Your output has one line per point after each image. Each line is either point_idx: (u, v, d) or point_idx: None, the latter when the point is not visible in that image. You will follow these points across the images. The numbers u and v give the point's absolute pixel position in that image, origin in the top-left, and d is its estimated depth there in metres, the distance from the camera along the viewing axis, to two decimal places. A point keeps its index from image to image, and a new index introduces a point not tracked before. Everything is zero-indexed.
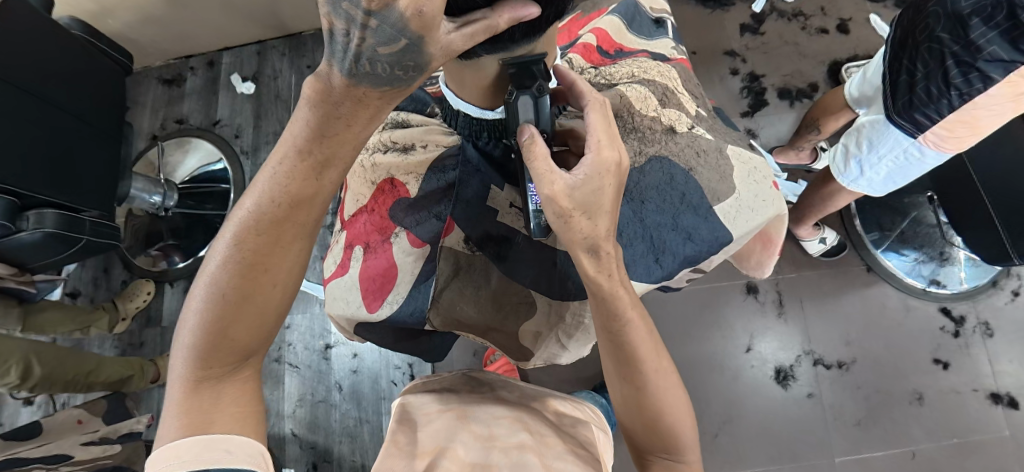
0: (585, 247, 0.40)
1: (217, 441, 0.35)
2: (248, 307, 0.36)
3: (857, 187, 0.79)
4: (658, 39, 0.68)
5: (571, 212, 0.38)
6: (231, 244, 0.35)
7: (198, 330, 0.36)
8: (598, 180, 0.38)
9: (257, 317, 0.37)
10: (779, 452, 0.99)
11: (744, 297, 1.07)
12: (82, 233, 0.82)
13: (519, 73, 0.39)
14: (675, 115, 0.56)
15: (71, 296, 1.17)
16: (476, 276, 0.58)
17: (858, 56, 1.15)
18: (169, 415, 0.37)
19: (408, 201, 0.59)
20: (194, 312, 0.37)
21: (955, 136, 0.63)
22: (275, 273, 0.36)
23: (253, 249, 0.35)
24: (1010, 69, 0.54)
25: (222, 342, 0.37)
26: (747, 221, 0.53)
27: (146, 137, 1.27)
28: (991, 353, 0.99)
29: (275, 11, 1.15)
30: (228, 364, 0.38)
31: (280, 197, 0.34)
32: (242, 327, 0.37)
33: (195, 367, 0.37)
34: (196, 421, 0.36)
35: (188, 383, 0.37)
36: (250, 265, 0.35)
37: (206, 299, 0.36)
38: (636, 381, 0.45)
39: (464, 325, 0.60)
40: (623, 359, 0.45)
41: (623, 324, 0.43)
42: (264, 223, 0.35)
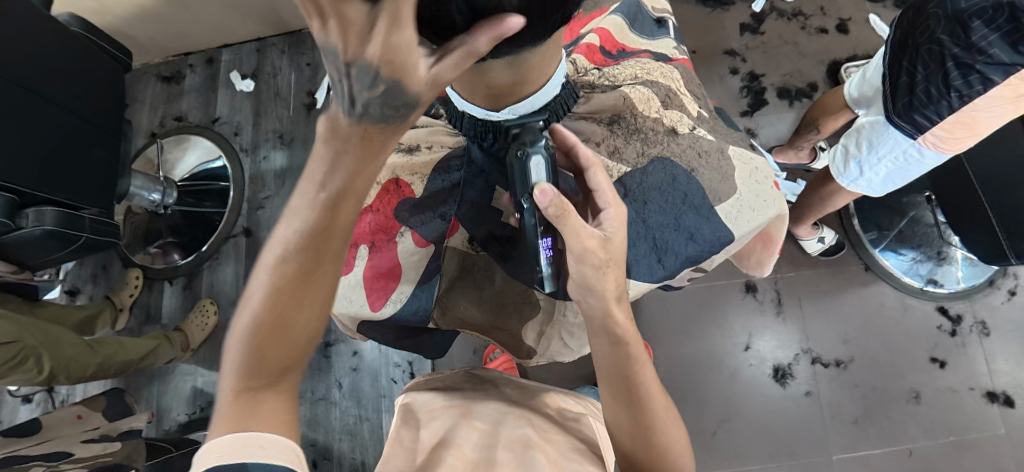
0: (596, 269, 0.43)
1: (255, 437, 0.35)
2: (283, 338, 0.36)
3: (857, 187, 0.79)
4: (660, 39, 0.68)
5: (606, 263, 0.43)
6: (278, 250, 0.35)
7: (250, 334, 0.37)
8: (621, 232, 0.45)
9: (292, 346, 0.37)
10: (777, 450, 0.99)
11: (743, 296, 1.08)
12: (82, 231, 0.82)
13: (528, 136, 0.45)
14: (677, 116, 0.56)
15: (70, 293, 1.17)
16: (481, 275, 0.59)
17: (858, 56, 1.16)
18: (216, 419, 0.37)
19: (413, 201, 0.59)
20: (244, 317, 0.37)
21: (955, 138, 0.64)
22: (306, 303, 0.36)
23: (284, 280, 0.35)
24: (1011, 71, 0.55)
25: (273, 344, 0.37)
26: (749, 221, 0.53)
27: (145, 134, 1.27)
28: (987, 352, 1.00)
29: (275, 8, 1.15)
30: (268, 396, 0.38)
31: (316, 200, 0.33)
32: (294, 329, 0.37)
33: (235, 400, 0.37)
34: (240, 422, 0.36)
35: (239, 385, 0.37)
36: (297, 271, 0.35)
37: (245, 331, 0.37)
38: (641, 417, 0.46)
39: (467, 324, 0.61)
40: (629, 394, 0.45)
41: (629, 359, 0.45)
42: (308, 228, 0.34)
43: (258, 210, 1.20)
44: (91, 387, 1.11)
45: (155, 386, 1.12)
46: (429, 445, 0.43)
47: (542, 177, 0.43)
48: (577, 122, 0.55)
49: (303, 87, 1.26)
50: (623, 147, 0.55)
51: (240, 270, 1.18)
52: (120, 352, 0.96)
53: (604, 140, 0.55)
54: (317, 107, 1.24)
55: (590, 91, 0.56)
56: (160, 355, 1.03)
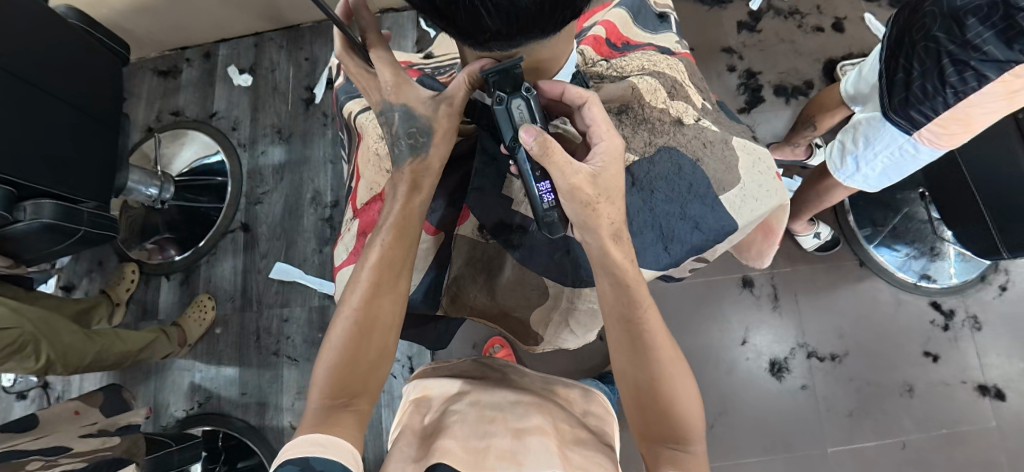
0: (612, 234, 0.46)
1: (319, 438, 0.43)
2: (373, 315, 0.50)
3: (855, 182, 0.80)
4: (663, 33, 0.68)
5: (595, 198, 0.44)
6: (367, 269, 0.50)
7: (341, 338, 0.49)
8: (612, 165, 0.45)
9: (380, 326, 0.50)
10: (773, 442, 1.01)
11: (740, 291, 1.09)
12: (80, 224, 0.81)
13: (502, 80, 0.40)
14: (683, 107, 0.57)
15: (65, 289, 1.17)
16: (489, 263, 0.59)
17: (853, 55, 1.17)
18: (310, 410, 0.47)
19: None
20: (339, 326, 0.50)
21: (948, 133, 0.65)
22: (389, 286, 0.50)
23: (377, 269, 0.50)
24: (1005, 69, 0.56)
25: (357, 343, 0.49)
26: (752, 210, 0.53)
27: (142, 129, 1.26)
28: (979, 347, 1.02)
29: (273, 3, 1.14)
30: (356, 372, 0.49)
31: (391, 229, 0.51)
32: (373, 332, 0.50)
33: (333, 372, 0.48)
34: (322, 419, 0.45)
35: (328, 388, 0.48)
36: (377, 284, 0.50)
37: (346, 315, 0.49)
38: (648, 366, 0.47)
39: (476, 311, 0.62)
40: (635, 345, 0.47)
41: (640, 310, 0.47)
42: (386, 246, 0.51)
43: (256, 205, 1.20)
44: (87, 383, 1.10)
45: (152, 382, 1.12)
46: (438, 432, 0.43)
47: (526, 119, 0.41)
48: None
49: (301, 81, 1.25)
50: (631, 136, 0.55)
51: (238, 265, 1.17)
52: (118, 343, 0.95)
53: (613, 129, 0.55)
54: (316, 102, 1.24)
55: (600, 81, 0.58)
56: (157, 349, 1.03)
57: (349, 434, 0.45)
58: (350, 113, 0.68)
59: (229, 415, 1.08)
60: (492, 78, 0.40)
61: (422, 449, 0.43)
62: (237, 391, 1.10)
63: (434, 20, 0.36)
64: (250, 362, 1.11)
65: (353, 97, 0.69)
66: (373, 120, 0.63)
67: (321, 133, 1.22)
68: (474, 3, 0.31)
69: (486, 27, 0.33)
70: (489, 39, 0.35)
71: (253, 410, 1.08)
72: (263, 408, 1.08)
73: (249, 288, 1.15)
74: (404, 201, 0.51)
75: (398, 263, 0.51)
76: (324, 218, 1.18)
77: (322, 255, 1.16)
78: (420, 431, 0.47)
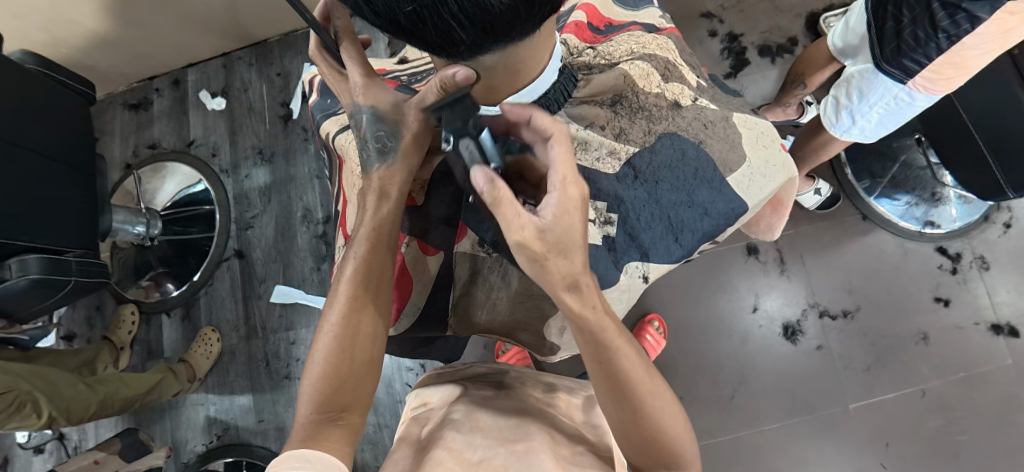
0: (566, 287, 0.36)
1: (305, 454, 0.39)
2: (357, 328, 0.48)
3: (852, 134, 0.79)
4: (644, 9, 0.65)
5: (544, 255, 0.34)
6: (344, 282, 0.48)
7: (325, 351, 0.47)
8: (566, 215, 0.34)
9: (365, 337, 0.48)
10: (793, 404, 1.01)
11: (746, 259, 1.08)
12: (69, 274, 0.79)
13: (451, 118, 0.39)
14: (678, 88, 0.55)
15: (66, 339, 1.15)
16: (493, 278, 0.58)
17: (835, 5, 1.14)
18: (298, 425, 0.45)
19: (415, 208, 0.57)
20: (322, 340, 0.47)
21: (945, 78, 0.62)
22: (370, 297, 0.49)
23: (354, 282, 0.48)
24: (997, 6, 0.53)
25: (342, 356, 0.47)
26: (760, 188, 0.52)
27: (120, 166, 1.23)
28: (989, 286, 1.01)
29: (236, 19, 1.10)
30: (342, 388, 0.47)
31: (365, 239, 0.49)
32: (358, 344, 0.48)
33: (318, 389, 0.46)
34: (309, 434, 0.43)
35: (315, 403, 0.46)
36: (359, 297, 0.48)
37: (328, 333, 0.47)
38: (632, 409, 0.43)
39: (484, 328, 0.61)
40: (623, 391, 0.42)
41: (616, 359, 0.41)
42: (362, 256, 0.48)
43: (247, 229, 1.18)
44: (103, 428, 1.09)
45: (167, 421, 1.10)
46: (438, 446, 0.42)
47: (476, 157, 0.36)
48: (578, 107, 0.54)
49: (275, 98, 1.22)
50: (628, 128, 0.53)
51: (237, 293, 1.15)
52: (124, 388, 0.94)
53: (609, 121, 0.54)
54: (294, 118, 1.20)
55: (588, 72, 0.57)
56: (166, 387, 1.01)
57: (339, 448, 0.43)
58: (328, 132, 0.66)
59: (249, 444, 1.07)
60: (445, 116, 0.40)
61: (418, 461, 0.42)
62: (254, 419, 1.09)
63: (403, 40, 0.34)
64: (262, 388, 1.10)
65: (330, 114, 0.67)
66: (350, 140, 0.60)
67: (304, 148, 1.19)
68: (443, 16, 0.28)
69: (459, 39, 0.31)
70: (465, 51, 0.33)
71: (272, 435, 1.08)
72: (283, 432, 1.08)
73: (251, 315, 1.14)
74: (377, 210, 0.49)
75: (375, 275, 0.49)
76: (318, 235, 1.15)
77: (320, 273, 1.13)
78: (419, 442, 0.46)
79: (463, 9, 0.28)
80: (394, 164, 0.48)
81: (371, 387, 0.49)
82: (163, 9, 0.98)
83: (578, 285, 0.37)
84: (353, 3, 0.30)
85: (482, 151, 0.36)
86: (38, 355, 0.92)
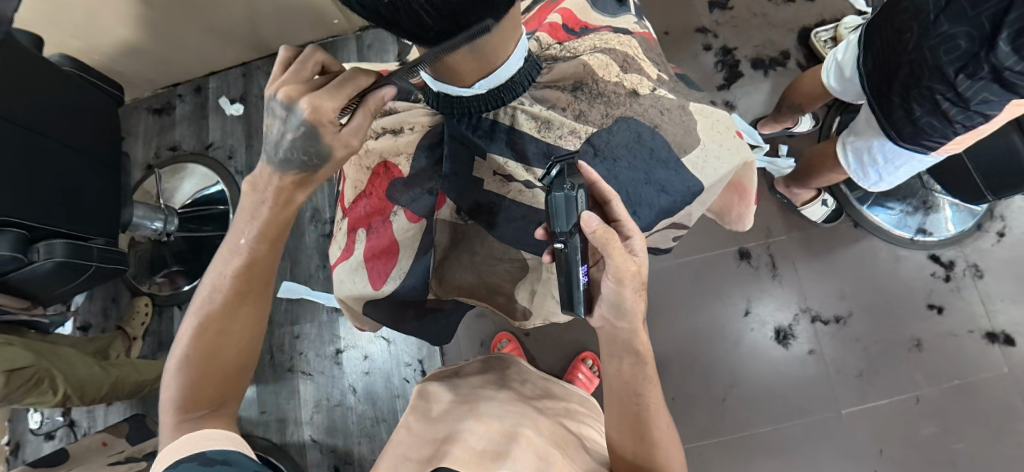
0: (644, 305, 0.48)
1: (204, 434, 0.44)
2: (237, 317, 0.48)
3: (879, 188, 0.81)
4: (621, 16, 0.70)
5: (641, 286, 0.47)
6: (226, 279, 0.47)
7: (189, 359, 0.47)
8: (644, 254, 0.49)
9: (245, 324, 0.49)
10: (786, 408, 1.01)
11: (738, 264, 1.10)
12: (91, 260, 0.85)
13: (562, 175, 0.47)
14: (637, 79, 0.59)
15: (82, 329, 1.20)
16: (471, 243, 0.61)
17: (826, 21, 1.18)
18: (166, 418, 0.46)
19: (402, 179, 0.61)
20: (193, 329, 0.47)
21: (963, 145, 0.66)
22: (253, 289, 0.49)
23: (237, 279, 0.47)
24: (1005, 105, 0.58)
25: (208, 364, 0.47)
26: (715, 169, 0.57)
27: (142, 167, 1.30)
28: (983, 294, 1.02)
29: (256, 31, 1.18)
30: (220, 373, 0.48)
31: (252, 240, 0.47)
32: (235, 333, 0.48)
33: (187, 375, 0.47)
34: (182, 416, 0.46)
35: (180, 388, 0.47)
36: (240, 292, 0.48)
37: (200, 323, 0.47)
38: (642, 441, 0.51)
39: (464, 291, 0.64)
40: (635, 373, 0.51)
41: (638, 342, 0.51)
42: (236, 275, 0.47)
43: None
44: (111, 415, 1.13)
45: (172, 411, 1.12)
46: None
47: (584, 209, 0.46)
48: (542, 90, 0.58)
49: None
50: (587, 110, 0.58)
51: None
52: (134, 373, 0.98)
53: (570, 105, 0.58)
54: None
55: (553, 62, 0.60)
56: None
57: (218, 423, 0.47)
58: None
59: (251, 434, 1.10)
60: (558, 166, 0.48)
61: None
62: (257, 410, 1.12)
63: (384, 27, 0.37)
64: (265, 381, 1.13)
65: None
66: None
67: None
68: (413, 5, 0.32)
69: (428, 25, 0.35)
70: (437, 38, 0.37)
71: (273, 426, 1.11)
72: (283, 423, 1.11)
73: None
74: (254, 229, 0.47)
75: (252, 293, 0.49)
76: (325, 234, 1.20)
77: (326, 271, 1.18)
78: None
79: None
80: (272, 198, 0.46)
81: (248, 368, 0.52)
82: (189, 19, 1.05)
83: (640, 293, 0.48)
84: None
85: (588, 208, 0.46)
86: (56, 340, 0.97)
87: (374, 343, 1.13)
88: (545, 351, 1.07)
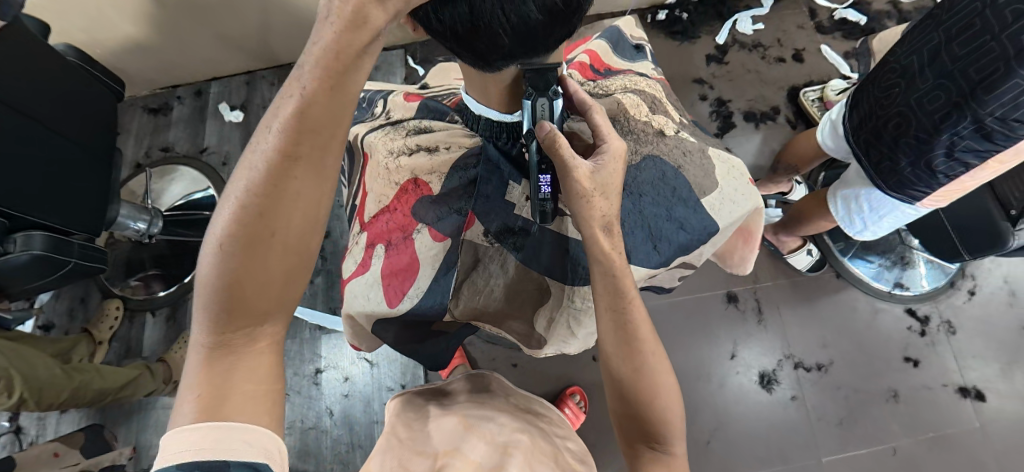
0: (601, 224, 0.46)
1: (223, 432, 0.34)
2: (269, 241, 0.35)
3: (863, 236, 0.85)
4: (640, 61, 0.77)
5: (590, 192, 0.45)
6: (245, 188, 0.35)
7: (213, 309, 0.36)
8: (612, 163, 0.47)
9: (282, 252, 0.36)
10: (769, 454, 1.02)
11: (726, 306, 1.12)
12: (71, 255, 0.81)
13: (535, 78, 0.46)
14: (664, 120, 0.63)
15: (44, 329, 1.13)
16: (494, 265, 0.61)
17: (814, 82, 1.26)
18: (184, 393, 0.36)
19: (431, 198, 0.62)
20: (207, 259, 0.35)
21: (946, 199, 0.69)
22: (291, 205, 0.35)
23: (265, 192, 0.35)
24: (986, 157, 0.60)
25: (237, 316, 0.36)
26: (730, 212, 0.60)
27: (131, 165, 1.26)
28: (956, 350, 1.06)
29: (267, 41, 1.19)
30: (252, 320, 0.37)
31: (283, 131, 0.34)
32: (266, 265, 0.36)
33: (213, 324, 0.36)
34: (213, 368, 0.36)
35: (208, 329, 0.36)
36: (264, 211, 0.35)
37: (216, 253, 0.35)
38: (633, 363, 0.47)
39: (482, 314, 0.64)
40: (630, 344, 0.47)
41: (627, 304, 0.47)
42: (261, 191, 0.34)
43: None
44: (64, 425, 1.05)
45: (132, 423, 1.05)
46: None
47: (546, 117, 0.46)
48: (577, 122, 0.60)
49: None
50: None
51: None
52: (98, 379, 0.92)
53: None
54: None
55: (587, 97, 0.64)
56: (140, 386, 0.99)
57: (253, 386, 0.37)
58: (354, 134, 0.73)
59: None
60: (527, 75, 0.46)
61: None
62: None
63: (451, 45, 0.42)
64: None
65: (358, 122, 0.75)
66: (381, 137, 0.67)
67: None
68: (495, 28, 0.38)
69: (501, 47, 0.41)
70: (500, 59, 0.43)
71: None
72: None
73: None
74: (284, 118, 0.34)
75: (287, 223, 0.36)
76: None
77: (313, 285, 1.15)
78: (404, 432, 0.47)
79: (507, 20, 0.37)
80: (310, 71, 0.34)
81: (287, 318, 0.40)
82: (201, 23, 1.05)
83: (611, 227, 0.47)
84: (423, 17, 0.39)
85: (553, 114, 0.47)
86: (22, 337, 0.92)
87: (357, 363, 1.10)
88: (532, 382, 1.05)
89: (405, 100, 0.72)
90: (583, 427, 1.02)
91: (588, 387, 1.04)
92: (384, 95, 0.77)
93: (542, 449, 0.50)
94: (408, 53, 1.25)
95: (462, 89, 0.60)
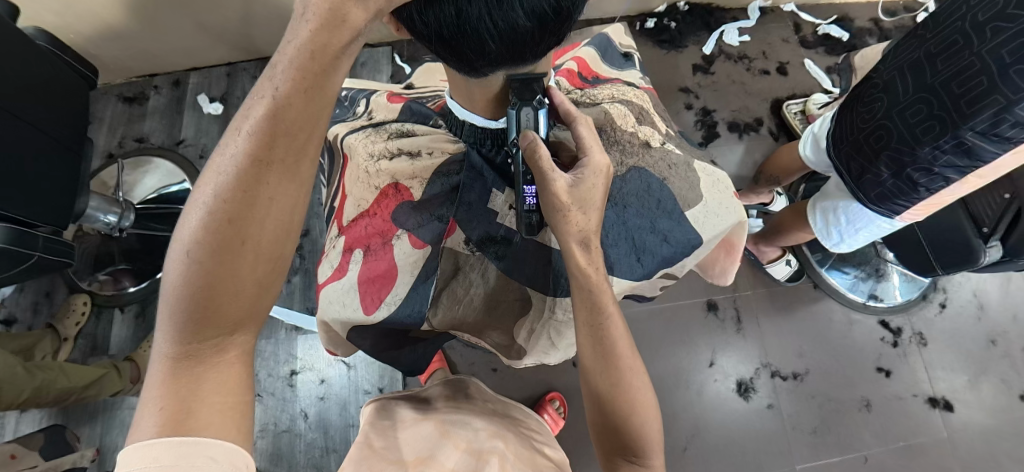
0: (578, 240, 0.46)
1: (188, 450, 0.32)
2: (239, 249, 0.34)
3: (840, 248, 0.87)
4: (628, 70, 0.77)
5: (568, 206, 0.45)
6: (213, 194, 0.33)
7: (179, 319, 0.34)
8: (593, 177, 0.46)
9: (253, 260, 0.35)
10: (745, 461, 1.03)
11: (706, 315, 1.13)
12: (35, 249, 0.77)
13: (520, 88, 0.46)
14: (650, 132, 0.63)
15: (4, 323, 1.08)
16: (474, 274, 0.61)
17: (796, 95, 1.28)
18: (145, 406, 0.34)
19: (412, 204, 0.61)
20: (173, 267, 0.34)
21: (924, 213, 0.70)
22: (262, 212, 0.34)
23: (234, 197, 0.33)
24: (966, 171, 0.61)
25: (206, 326, 0.35)
26: (714, 225, 0.60)
27: (102, 155, 1.22)
28: (926, 361, 1.09)
29: (250, 33, 1.16)
30: (221, 329, 0.35)
31: (255, 136, 0.33)
32: (237, 274, 0.34)
33: (180, 333, 0.34)
34: (178, 380, 0.35)
35: (174, 339, 0.35)
36: (234, 218, 0.33)
37: (184, 261, 0.33)
38: (611, 377, 0.47)
39: (462, 323, 0.64)
40: (608, 360, 0.47)
41: (605, 318, 0.47)
42: (231, 197, 0.33)
43: None
44: (24, 424, 1.00)
45: (97, 424, 1.01)
46: None
47: (530, 126, 0.47)
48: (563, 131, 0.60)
49: None
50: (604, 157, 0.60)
51: None
52: (61, 378, 0.89)
53: None
54: None
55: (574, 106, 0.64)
56: (105, 386, 0.96)
57: (221, 397, 0.35)
58: (335, 134, 0.71)
59: None
60: (513, 85, 0.46)
61: None
62: None
63: (436, 49, 0.41)
64: None
65: (339, 122, 0.74)
66: (362, 139, 0.66)
67: None
68: (481, 32, 0.37)
69: (488, 52, 0.40)
70: (485, 65, 0.42)
71: None
72: None
73: None
74: (256, 120, 0.33)
75: (259, 229, 0.34)
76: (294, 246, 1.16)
77: (290, 285, 1.12)
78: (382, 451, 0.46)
79: (495, 26, 0.37)
80: (284, 72, 0.33)
81: (259, 327, 0.39)
82: (182, 11, 1.02)
83: (587, 243, 0.47)
84: (408, 19, 0.38)
85: (537, 124, 0.47)
86: None
87: (334, 365, 1.08)
88: (512, 388, 1.04)
89: (388, 102, 0.71)
90: (562, 433, 1.01)
91: (568, 392, 1.04)
92: (367, 94, 0.76)
93: (521, 458, 0.49)
94: (395, 50, 1.23)
95: (447, 93, 0.59)
